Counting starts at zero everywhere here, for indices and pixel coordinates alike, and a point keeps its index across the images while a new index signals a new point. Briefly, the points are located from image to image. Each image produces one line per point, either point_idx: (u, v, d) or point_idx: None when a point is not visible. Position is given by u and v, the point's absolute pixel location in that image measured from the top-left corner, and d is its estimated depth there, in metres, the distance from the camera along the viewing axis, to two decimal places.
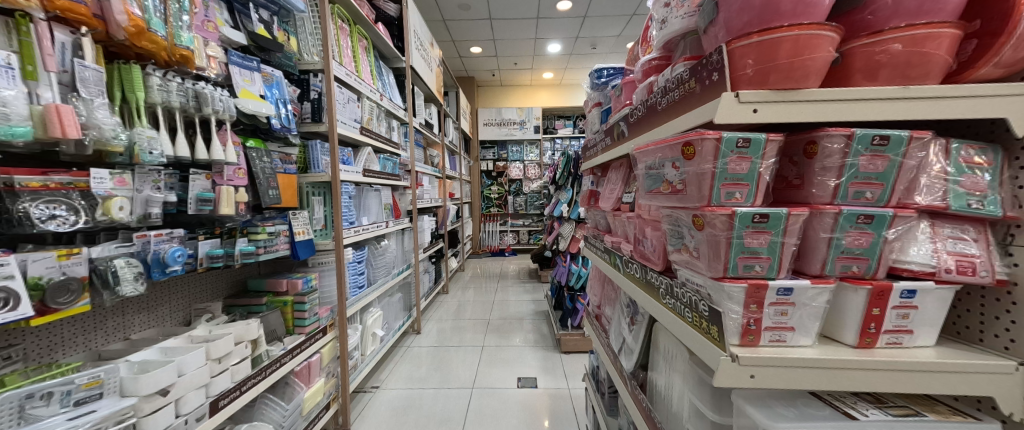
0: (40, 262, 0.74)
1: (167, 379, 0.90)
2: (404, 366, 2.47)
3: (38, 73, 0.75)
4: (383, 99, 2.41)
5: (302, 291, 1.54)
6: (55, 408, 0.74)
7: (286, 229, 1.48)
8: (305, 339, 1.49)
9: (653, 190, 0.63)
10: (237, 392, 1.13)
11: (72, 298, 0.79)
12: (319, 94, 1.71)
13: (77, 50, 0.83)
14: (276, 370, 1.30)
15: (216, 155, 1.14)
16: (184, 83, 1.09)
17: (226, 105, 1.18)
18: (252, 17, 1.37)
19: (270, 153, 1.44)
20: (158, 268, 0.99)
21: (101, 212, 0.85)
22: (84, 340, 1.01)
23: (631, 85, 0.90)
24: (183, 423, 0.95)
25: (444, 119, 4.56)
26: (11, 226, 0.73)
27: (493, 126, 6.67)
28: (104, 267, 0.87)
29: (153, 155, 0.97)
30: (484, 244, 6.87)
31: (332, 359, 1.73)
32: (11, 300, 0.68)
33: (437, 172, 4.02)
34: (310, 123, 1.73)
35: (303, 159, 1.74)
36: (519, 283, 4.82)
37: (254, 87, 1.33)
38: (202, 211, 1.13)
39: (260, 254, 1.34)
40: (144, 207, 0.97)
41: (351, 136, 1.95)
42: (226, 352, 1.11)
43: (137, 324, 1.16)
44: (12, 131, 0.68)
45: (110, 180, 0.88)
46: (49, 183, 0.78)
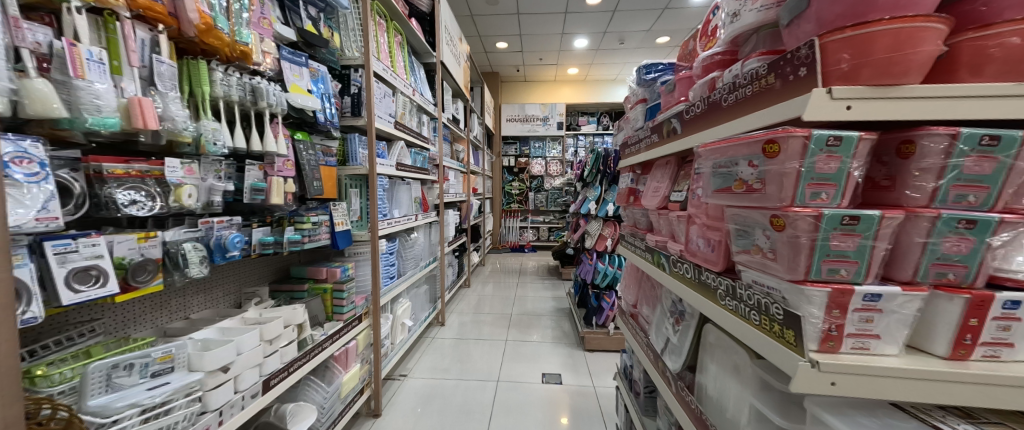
0: (122, 244, 0.81)
1: (228, 357, 0.95)
2: (429, 357, 2.53)
3: (123, 67, 0.81)
4: (415, 94, 2.46)
5: (340, 279, 1.61)
6: (135, 378, 0.80)
7: (327, 219, 1.54)
8: (343, 326, 1.55)
9: (722, 189, 0.62)
10: (286, 373, 1.19)
11: (149, 276, 0.85)
12: (359, 89, 1.75)
13: (154, 45, 0.89)
14: (318, 354, 1.36)
15: (268, 146, 1.20)
16: (242, 77, 1.15)
17: (278, 99, 1.24)
18: (302, 14, 1.44)
19: (314, 146, 1.50)
20: (219, 252, 1.06)
21: (173, 199, 0.92)
22: (153, 318, 1.09)
23: (686, 81, 0.88)
24: (240, 398, 1.00)
25: (470, 115, 4.61)
26: (99, 209, 0.79)
27: (516, 122, 6.67)
28: (175, 250, 0.93)
29: (218, 146, 1.03)
30: (504, 240, 6.92)
31: (366, 346, 1.79)
32: (102, 277, 0.74)
33: (461, 167, 4.07)
34: (349, 117, 1.77)
35: (342, 152, 1.79)
36: (540, 279, 4.83)
37: (303, 82, 1.39)
38: (255, 200, 1.19)
39: (306, 242, 1.39)
40: (208, 196, 1.03)
41: (387, 130, 2.00)
42: (276, 335, 1.17)
43: (196, 304, 1.23)
44: (104, 121, 0.74)
45: (181, 169, 0.94)
46: (131, 171, 0.84)
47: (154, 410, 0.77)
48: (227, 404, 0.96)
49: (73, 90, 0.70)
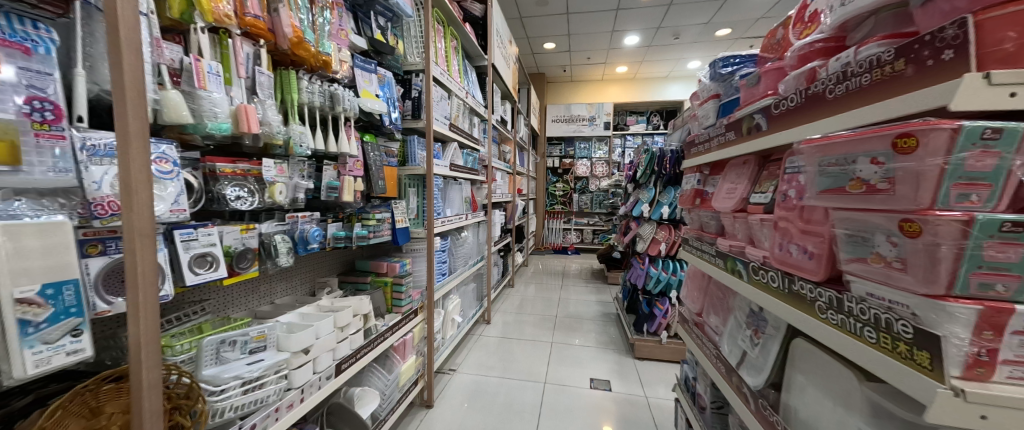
0: (229, 234, 0.92)
1: (309, 340, 1.04)
2: (476, 353, 2.58)
3: (233, 79, 0.92)
4: (468, 97, 2.53)
5: (399, 273, 1.69)
6: (238, 354, 0.90)
7: (390, 216, 1.62)
8: (402, 318, 1.63)
9: (834, 189, 0.58)
10: (354, 358, 1.28)
11: (247, 264, 0.96)
12: (419, 92, 1.83)
13: (257, 58, 1.00)
14: (380, 343, 1.44)
15: (343, 147, 1.30)
16: (323, 84, 1.25)
17: (352, 104, 1.33)
18: (371, 24, 1.54)
19: (379, 147, 1.60)
20: (302, 244, 1.16)
21: (267, 195, 1.02)
22: (247, 301, 1.22)
23: (777, 73, 0.80)
24: (318, 379, 1.09)
25: (517, 116, 4.64)
26: (213, 203, 0.91)
27: (562, 122, 6.60)
28: (269, 241, 1.04)
29: (303, 148, 1.13)
30: (547, 241, 6.89)
31: (420, 338, 1.87)
32: (214, 263, 0.85)
33: (508, 168, 4.11)
34: (410, 119, 1.86)
35: (402, 153, 1.88)
36: (585, 282, 4.74)
37: (372, 87, 1.48)
38: (330, 197, 1.30)
39: (371, 238, 1.48)
40: (293, 193, 1.14)
41: (443, 132, 2.08)
42: (347, 322, 1.26)
43: (279, 291, 1.37)
44: (219, 126, 0.85)
45: (274, 169, 1.05)
46: (236, 170, 0.94)
47: (253, 382, 0.87)
48: (307, 383, 1.05)
49: (197, 99, 0.81)
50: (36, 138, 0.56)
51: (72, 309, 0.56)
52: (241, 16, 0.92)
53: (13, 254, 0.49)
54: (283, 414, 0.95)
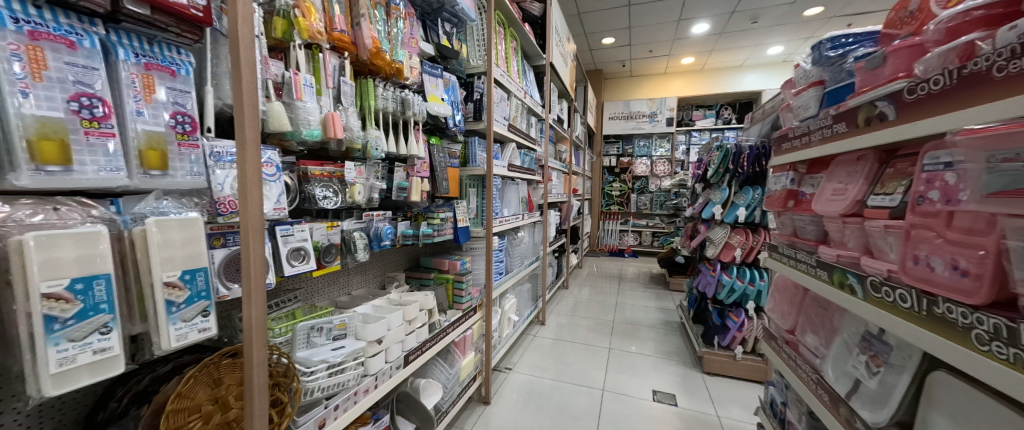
0: (318, 230, 1.02)
1: (382, 331, 1.12)
2: (532, 354, 2.58)
3: (323, 89, 1.01)
4: (526, 97, 2.53)
5: (460, 271, 1.75)
6: (324, 339, 1.00)
7: (452, 215, 1.68)
8: (462, 314, 1.68)
9: (1008, 192, 0.49)
10: (420, 351, 1.34)
11: (332, 258, 1.05)
12: (481, 95, 1.87)
13: (342, 70, 1.10)
14: (443, 338, 1.50)
15: (412, 150, 1.36)
16: (395, 91, 1.33)
17: (420, 108, 1.40)
18: (438, 31, 1.61)
19: (443, 149, 1.66)
20: (377, 241, 1.25)
21: (349, 195, 1.11)
22: (329, 291, 1.34)
23: (913, 51, 0.69)
24: (390, 368, 1.17)
25: (574, 114, 4.55)
26: (306, 202, 1.01)
27: (621, 119, 6.34)
28: (349, 237, 1.13)
29: (378, 151, 1.21)
30: (602, 243, 6.67)
31: (479, 336, 1.91)
32: (306, 256, 0.94)
33: (564, 167, 4.04)
34: (472, 121, 1.91)
35: (463, 154, 1.93)
36: (644, 287, 4.49)
37: (438, 91, 1.55)
38: (401, 197, 1.38)
39: (436, 236, 1.54)
40: (370, 193, 1.23)
41: (503, 133, 2.10)
42: (415, 316, 1.32)
43: (356, 283, 1.48)
44: (311, 132, 0.94)
45: (354, 171, 1.14)
46: (324, 172, 1.04)
47: (337, 366, 0.95)
48: (381, 371, 1.13)
49: (295, 110, 0.91)
50: (179, 147, 0.67)
51: (202, 293, 0.65)
52: (330, 31, 1.01)
53: (161, 244, 0.59)
54: (360, 398, 1.03)
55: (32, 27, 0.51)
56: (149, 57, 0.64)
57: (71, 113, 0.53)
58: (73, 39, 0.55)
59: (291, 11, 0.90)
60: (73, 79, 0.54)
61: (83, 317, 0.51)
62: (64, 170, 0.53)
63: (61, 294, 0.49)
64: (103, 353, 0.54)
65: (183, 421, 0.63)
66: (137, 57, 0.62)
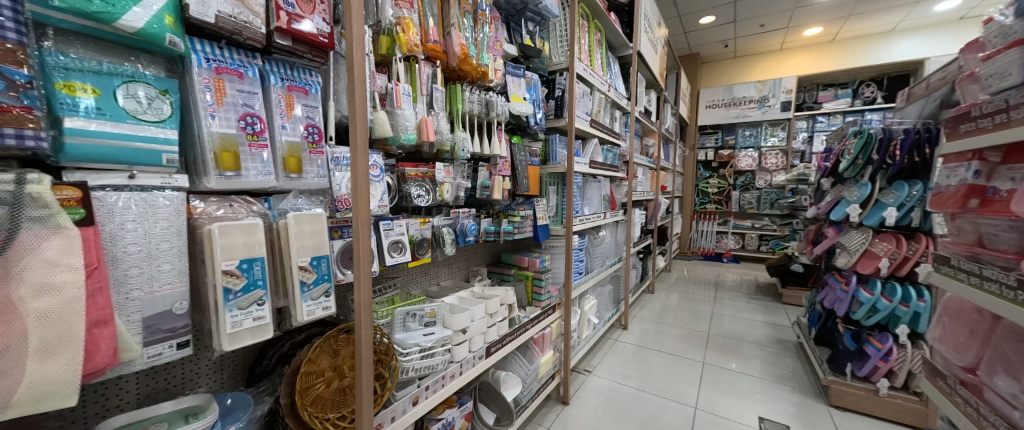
0: (413, 225, 1.12)
1: (466, 322, 1.18)
2: (612, 359, 2.47)
3: (418, 97, 1.11)
4: (610, 90, 2.41)
5: (539, 268, 1.75)
6: (417, 324, 1.11)
7: (532, 213, 1.69)
8: (541, 312, 1.68)
9: None
10: (501, 344, 1.39)
11: (423, 251, 1.15)
12: (563, 91, 1.84)
13: (434, 77, 1.19)
14: (523, 333, 1.52)
15: (495, 149, 1.41)
16: (481, 93, 1.38)
17: (503, 109, 1.44)
18: (521, 31, 1.64)
19: (524, 148, 1.68)
20: (462, 236, 1.33)
21: (438, 194, 1.20)
22: (421, 281, 1.47)
23: None
24: (473, 357, 1.23)
25: (663, 105, 4.19)
26: (403, 200, 1.12)
27: (720, 107, 5.63)
28: (439, 233, 1.22)
29: (465, 152, 1.28)
30: (695, 245, 6.04)
31: (558, 335, 1.89)
32: (402, 248, 1.04)
33: (651, 163, 3.76)
34: (553, 118, 1.89)
35: (544, 152, 1.93)
36: (747, 297, 3.93)
37: (520, 91, 1.57)
38: (484, 195, 1.44)
39: (516, 233, 1.57)
40: (457, 192, 1.31)
41: (584, 129, 2.03)
42: (496, 310, 1.37)
43: (444, 275, 1.60)
44: (407, 137, 1.03)
45: (443, 171, 1.22)
46: (418, 173, 1.14)
47: (428, 350, 1.04)
48: (465, 359, 1.20)
49: (396, 117, 1.02)
50: (310, 154, 0.80)
51: (325, 276, 0.77)
52: (425, 43, 1.10)
53: (298, 234, 0.72)
54: (447, 381, 1.11)
55: (217, 65, 0.66)
56: (291, 80, 0.78)
57: (240, 129, 0.68)
58: (242, 71, 0.70)
59: (393, 29, 1.00)
60: (242, 102, 0.69)
61: (247, 290, 0.66)
62: (236, 175, 0.68)
63: (232, 271, 0.63)
64: (259, 320, 0.68)
65: (309, 382, 0.78)
66: (283, 81, 0.77)
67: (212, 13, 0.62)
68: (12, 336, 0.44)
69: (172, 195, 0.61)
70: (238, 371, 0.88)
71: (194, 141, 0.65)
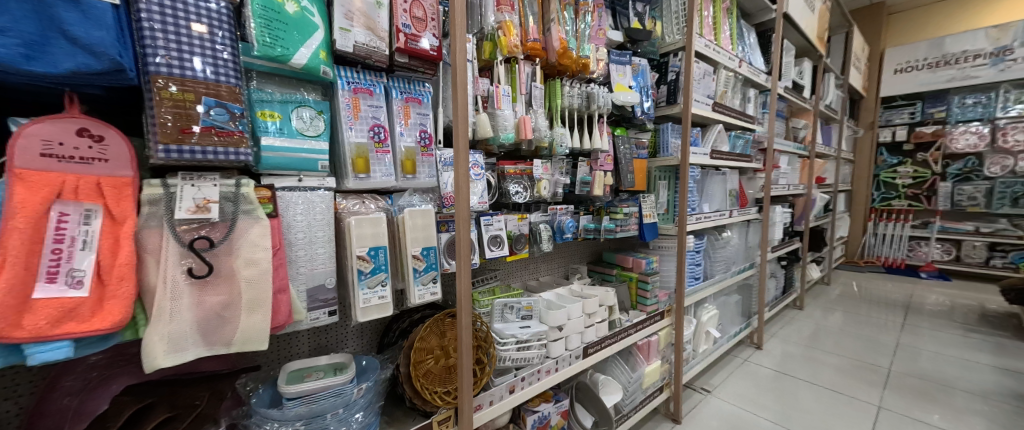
0: (511, 221, 1.17)
1: (563, 319, 1.17)
2: (738, 380, 2.11)
3: (517, 96, 1.14)
4: (742, 65, 2.03)
5: (646, 270, 1.61)
6: (514, 316, 1.16)
7: (638, 211, 1.56)
8: (647, 317, 1.55)
9: None
10: (600, 346, 1.33)
11: (520, 246, 1.18)
12: (677, 74, 1.64)
13: (534, 76, 1.20)
14: (625, 338, 1.43)
15: (595, 143, 1.35)
16: (581, 86, 1.34)
17: (606, 100, 1.37)
18: (629, 14, 1.51)
19: (630, 140, 1.56)
20: (559, 233, 1.32)
21: (536, 190, 1.22)
22: (521, 275, 1.53)
23: None
24: (570, 356, 1.21)
25: (822, 76, 3.33)
26: (503, 196, 1.17)
27: (918, 70, 4.18)
28: (536, 229, 1.24)
29: (563, 147, 1.27)
30: (871, 253, 4.67)
31: (667, 344, 1.71)
32: (500, 243, 1.09)
33: (801, 150, 3.05)
34: (664, 106, 1.70)
35: (653, 144, 1.75)
36: (961, 328, 2.84)
37: (625, 79, 1.46)
38: (583, 191, 1.40)
39: (618, 232, 1.48)
40: (555, 188, 1.31)
41: (705, 114, 1.77)
42: (595, 310, 1.32)
43: (543, 270, 1.63)
44: (506, 136, 1.07)
45: (541, 168, 1.23)
46: (516, 170, 1.18)
47: (524, 342, 1.08)
48: (561, 356, 1.19)
49: (497, 118, 1.07)
50: (422, 157, 0.91)
51: (433, 265, 0.87)
52: (526, 43, 1.12)
53: (412, 227, 0.83)
54: (544, 376, 1.12)
55: (355, 86, 0.81)
56: (408, 92, 0.90)
57: (370, 138, 0.82)
58: (372, 89, 0.83)
59: (495, 33, 1.05)
60: (372, 116, 0.83)
61: (373, 273, 0.79)
62: (367, 176, 0.82)
63: (364, 256, 0.77)
64: (383, 299, 0.81)
65: (421, 357, 0.89)
66: (402, 94, 0.89)
67: (351, 43, 0.76)
68: (233, 294, 0.63)
69: (323, 194, 0.77)
70: (372, 338, 1.07)
71: (338, 150, 0.81)
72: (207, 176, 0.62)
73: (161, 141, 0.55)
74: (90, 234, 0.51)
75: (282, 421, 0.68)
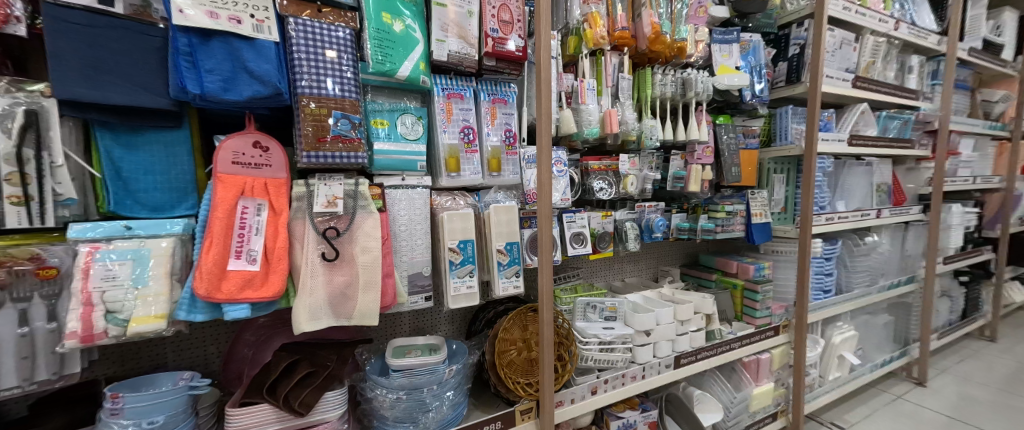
0: (595, 219, 1.13)
1: (650, 324, 1.09)
2: (887, 422, 1.69)
3: (603, 89, 1.10)
4: (900, 26, 1.60)
5: (754, 278, 1.40)
6: (596, 316, 1.13)
7: (745, 209, 1.37)
8: (756, 332, 1.35)
9: None
10: (695, 357, 1.21)
11: (605, 244, 1.14)
12: (801, 47, 1.38)
13: (621, 66, 1.14)
14: (726, 352, 1.27)
15: (691, 134, 1.22)
16: (676, 73, 1.22)
17: (705, 85, 1.22)
18: None
19: (736, 128, 1.37)
20: (648, 232, 1.24)
21: (622, 187, 1.16)
22: (604, 274, 1.47)
23: None
24: (658, 364, 1.13)
25: None
26: (587, 193, 1.15)
27: None
28: (621, 227, 1.19)
29: (653, 140, 1.18)
30: None
31: (783, 366, 1.46)
32: (583, 241, 1.07)
33: (996, 129, 2.27)
34: (783, 86, 1.45)
35: (767, 131, 1.51)
36: None
37: (731, 60, 1.29)
38: (676, 187, 1.28)
39: (719, 232, 1.31)
40: (643, 184, 1.23)
41: (841, 92, 1.45)
42: (689, 318, 1.20)
43: (629, 271, 1.54)
44: (590, 130, 1.05)
45: (628, 163, 1.17)
46: (601, 166, 1.14)
47: (607, 344, 1.04)
48: (649, 363, 1.11)
49: (581, 113, 1.05)
50: (507, 155, 0.95)
51: (516, 260, 0.90)
52: (613, 32, 1.07)
53: (497, 223, 0.87)
54: (628, 382, 1.07)
55: (449, 91, 0.88)
56: (495, 94, 0.94)
57: (461, 139, 0.89)
58: (463, 93, 0.90)
59: (580, 26, 1.03)
60: (463, 118, 0.89)
61: (462, 264, 0.85)
62: (458, 175, 0.89)
63: (454, 248, 0.84)
64: (471, 289, 0.87)
65: (504, 347, 0.93)
66: (490, 96, 0.93)
67: (445, 53, 0.84)
68: (353, 276, 0.74)
69: (421, 192, 0.86)
70: (461, 325, 1.16)
71: (434, 151, 0.90)
72: (335, 177, 0.75)
73: (305, 149, 0.68)
74: (260, 223, 0.67)
75: (388, 388, 0.79)
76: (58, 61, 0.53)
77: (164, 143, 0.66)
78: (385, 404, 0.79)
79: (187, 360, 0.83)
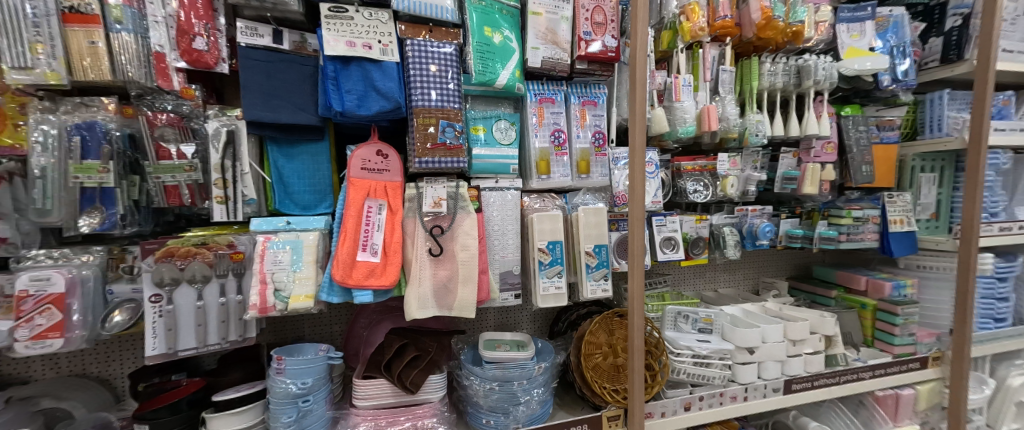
0: (688, 222, 1.07)
1: (754, 341, 0.99)
2: None
3: (700, 84, 1.03)
4: None
5: (892, 298, 1.17)
6: (689, 327, 1.06)
7: (879, 215, 1.16)
8: (893, 362, 1.13)
9: None
10: (810, 383, 1.06)
11: (699, 250, 1.07)
12: (965, 16, 1.12)
13: (722, 58, 1.05)
14: (850, 381, 1.09)
15: (808, 129, 1.08)
16: (789, 60, 1.09)
17: (828, 72, 1.06)
18: None
19: (867, 119, 1.17)
20: (751, 239, 1.12)
21: (720, 188, 1.07)
22: (694, 283, 1.37)
23: None
24: (764, 386, 1.01)
25: None
26: (679, 195, 1.08)
27: None
28: (718, 232, 1.09)
29: (759, 136, 1.06)
30: None
31: (933, 407, 1.19)
32: (675, 246, 1.01)
33: None
34: (937, 66, 1.19)
35: (910, 122, 1.26)
36: None
37: (863, 41, 1.11)
38: (785, 189, 1.14)
39: (843, 241, 1.12)
40: (745, 185, 1.12)
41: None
42: (802, 338, 1.05)
43: (723, 281, 1.41)
44: (687, 129, 0.99)
45: (728, 162, 1.07)
46: (696, 166, 1.06)
47: (703, 358, 0.96)
48: (752, 385, 1.00)
49: (675, 111, 0.99)
50: (596, 156, 0.94)
51: (605, 263, 0.89)
52: (714, 22, 1.00)
53: (586, 225, 0.87)
54: (727, 402, 0.98)
55: (541, 96, 0.91)
56: (585, 96, 0.94)
57: (551, 142, 0.91)
58: (554, 97, 0.92)
59: (677, 20, 0.98)
60: (553, 122, 0.91)
61: (552, 264, 0.87)
62: (548, 177, 0.91)
63: (544, 249, 0.86)
64: (559, 289, 0.88)
65: (590, 351, 0.92)
66: (579, 98, 0.94)
67: (539, 59, 0.86)
68: (453, 271, 0.81)
69: (513, 194, 0.89)
70: (543, 324, 1.18)
71: (525, 153, 0.93)
72: (440, 180, 0.82)
73: (418, 156, 0.76)
74: (381, 220, 0.77)
75: (482, 378, 0.84)
76: (249, 92, 0.69)
77: (312, 153, 0.79)
78: (479, 393, 0.84)
79: (319, 334, 0.99)
